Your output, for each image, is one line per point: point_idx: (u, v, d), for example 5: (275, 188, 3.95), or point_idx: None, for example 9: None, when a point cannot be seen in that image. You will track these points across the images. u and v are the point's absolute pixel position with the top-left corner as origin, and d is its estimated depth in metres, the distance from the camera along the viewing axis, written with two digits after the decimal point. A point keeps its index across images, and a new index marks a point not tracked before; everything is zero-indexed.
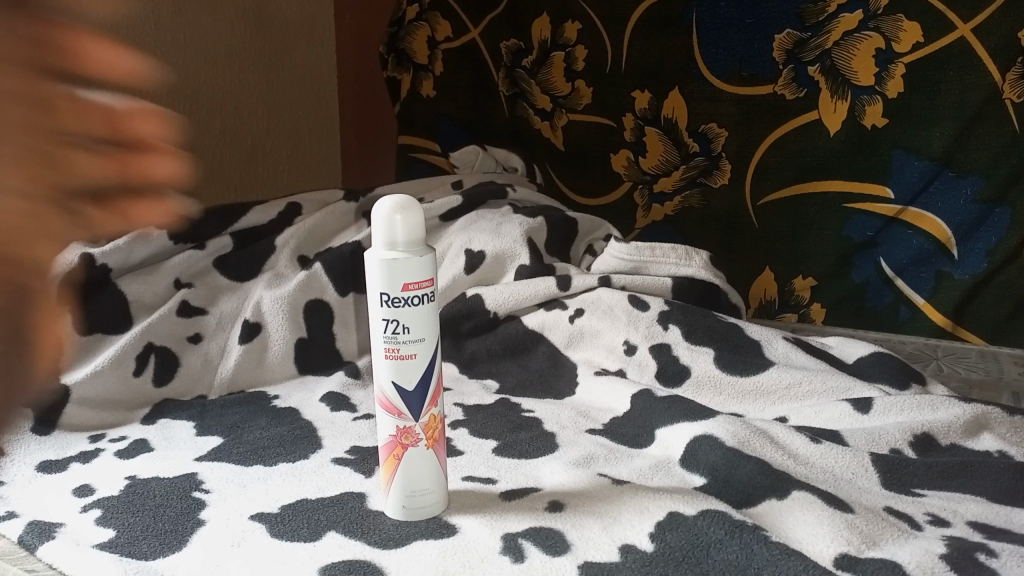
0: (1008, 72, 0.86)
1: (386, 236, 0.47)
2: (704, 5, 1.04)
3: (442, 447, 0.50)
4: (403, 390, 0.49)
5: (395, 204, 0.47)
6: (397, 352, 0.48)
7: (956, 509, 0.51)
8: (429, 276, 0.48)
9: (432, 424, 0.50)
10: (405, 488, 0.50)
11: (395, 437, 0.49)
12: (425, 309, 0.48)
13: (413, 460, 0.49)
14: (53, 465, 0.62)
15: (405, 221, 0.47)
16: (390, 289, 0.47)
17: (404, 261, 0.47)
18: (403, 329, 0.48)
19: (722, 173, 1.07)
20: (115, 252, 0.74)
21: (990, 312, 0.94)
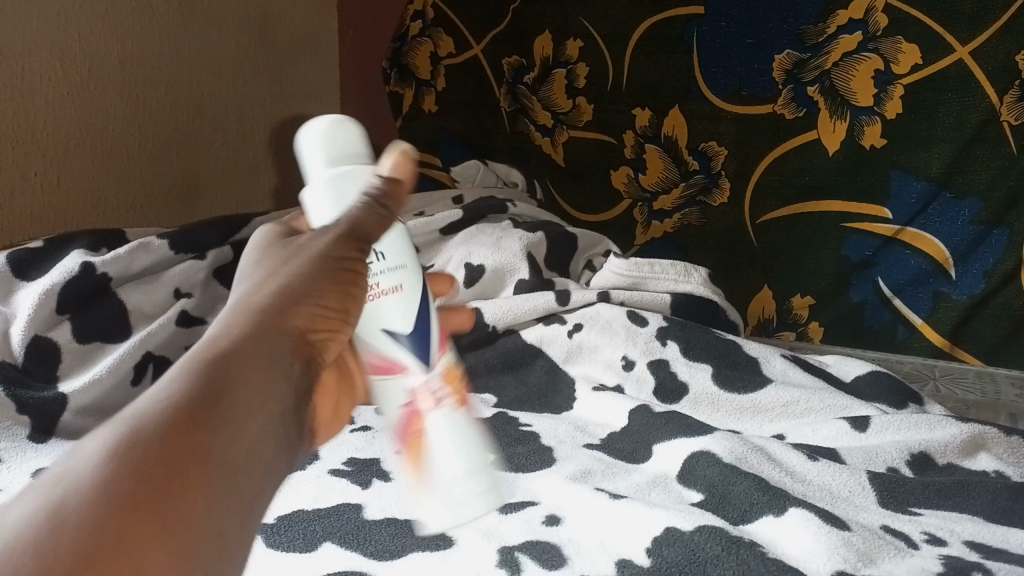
0: (1006, 94, 0.86)
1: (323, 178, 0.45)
2: (705, 25, 1.04)
3: (468, 408, 0.48)
4: (402, 333, 0.46)
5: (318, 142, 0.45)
6: (378, 288, 0.46)
7: (953, 527, 0.51)
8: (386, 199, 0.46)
9: (450, 376, 0.48)
10: (441, 475, 0.45)
11: (412, 401, 0.46)
12: (392, 236, 0.47)
13: (437, 420, 0.46)
14: (49, 472, 0.61)
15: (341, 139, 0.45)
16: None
17: (352, 176, 0.45)
18: (381, 255, 0.46)
19: (722, 191, 1.08)
20: (116, 261, 0.76)
21: (987, 333, 0.94)
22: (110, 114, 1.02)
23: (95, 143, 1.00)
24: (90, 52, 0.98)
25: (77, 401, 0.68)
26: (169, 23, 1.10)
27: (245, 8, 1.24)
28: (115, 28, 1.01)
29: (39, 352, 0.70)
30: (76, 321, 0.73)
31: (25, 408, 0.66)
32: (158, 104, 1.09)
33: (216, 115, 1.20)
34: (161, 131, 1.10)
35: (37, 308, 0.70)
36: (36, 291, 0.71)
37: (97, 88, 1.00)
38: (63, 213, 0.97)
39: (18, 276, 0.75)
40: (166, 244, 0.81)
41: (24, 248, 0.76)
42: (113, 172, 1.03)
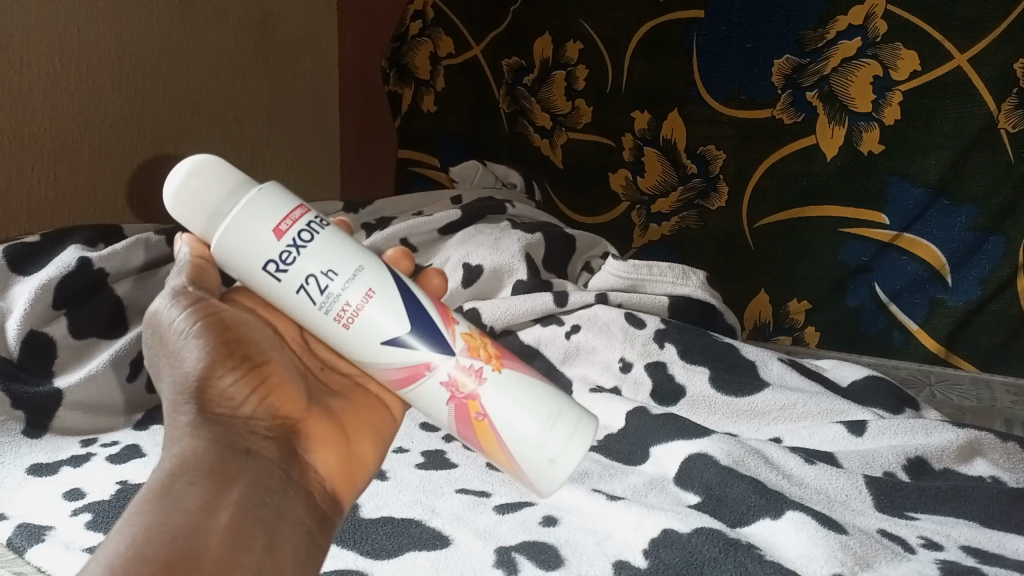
0: (1003, 102, 0.86)
1: (207, 216, 0.46)
2: (705, 29, 1.05)
3: (508, 361, 0.49)
4: (405, 337, 0.47)
5: (172, 194, 0.47)
6: (347, 308, 0.46)
7: (949, 532, 0.51)
8: (292, 208, 0.46)
9: (474, 344, 0.49)
10: (523, 442, 0.47)
11: (462, 397, 0.48)
12: (325, 236, 0.46)
13: (493, 399, 0.47)
14: (43, 468, 0.61)
15: (208, 169, 0.47)
16: (271, 252, 0.45)
17: (245, 210, 0.45)
18: (331, 275, 0.46)
19: (720, 195, 1.08)
20: (113, 257, 0.76)
21: (982, 340, 0.94)
22: (108, 110, 1.01)
23: (92, 139, 1.00)
24: (88, 47, 0.97)
25: (71, 396, 0.68)
26: (168, 20, 1.09)
27: (245, 6, 1.23)
28: (113, 24, 1.01)
29: (34, 347, 0.69)
30: (72, 316, 0.73)
31: (20, 403, 0.65)
32: (156, 101, 1.09)
33: (215, 113, 1.20)
34: (159, 128, 1.10)
35: (34, 303, 0.69)
36: (31, 286, 0.70)
37: (95, 84, 0.99)
38: (60, 208, 0.96)
39: (14, 271, 0.75)
40: (163, 241, 0.81)
41: (20, 243, 0.76)
42: (111, 168, 1.03)
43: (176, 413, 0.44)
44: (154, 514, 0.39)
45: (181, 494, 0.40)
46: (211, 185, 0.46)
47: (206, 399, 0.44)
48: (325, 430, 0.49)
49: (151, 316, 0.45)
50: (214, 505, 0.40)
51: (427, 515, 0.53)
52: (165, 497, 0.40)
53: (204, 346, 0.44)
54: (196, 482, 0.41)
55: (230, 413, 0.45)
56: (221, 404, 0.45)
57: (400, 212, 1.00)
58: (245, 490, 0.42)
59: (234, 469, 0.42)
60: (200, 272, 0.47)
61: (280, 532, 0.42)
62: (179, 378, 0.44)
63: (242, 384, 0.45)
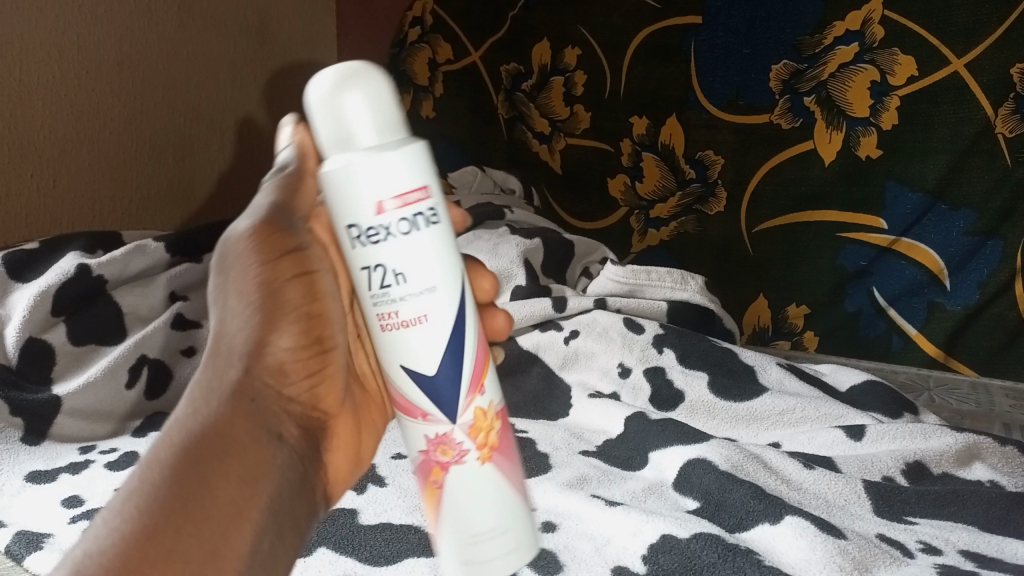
0: (1000, 107, 0.87)
1: (335, 139, 0.39)
2: (702, 35, 1.05)
3: (500, 457, 0.42)
4: (424, 371, 0.41)
5: (326, 94, 0.38)
6: (396, 315, 0.40)
7: (947, 537, 0.51)
8: (417, 187, 0.39)
9: (481, 424, 0.42)
10: (458, 534, 0.41)
11: (431, 454, 0.42)
12: (425, 235, 0.40)
13: (456, 483, 0.41)
14: (42, 476, 0.61)
15: (372, 102, 0.39)
16: (361, 220, 0.39)
17: (370, 163, 0.38)
18: (398, 278, 0.40)
19: (718, 200, 1.08)
20: (112, 263, 0.76)
21: (980, 344, 0.94)
22: (107, 117, 1.02)
23: (92, 145, 1.00)
24: (86, 54, 0.98)
25: (70, 403, 0.68)
26: (167, 27, 1.10)
27: (243, 13, 1.24)
28: (113, 31, 1.01)
29: (33, 354, 0.69)
30: (72, 323, 0.72)
31: (18, 410, 0.65)
32: (155, 106, 1.09)
33: (213, 119, 1.21)
34: (158, 134, 1.10)
35: (33, 308, 0.69)
36: (31, 293, 0.71)
37: (95, 91, 0.99)
38: (60, 215, 0.96)
39: (14, 278, 0.75)
40: (162, 247, 0.81)
41: (19, 250, 0.76)
42: (110, 174, 1.03)
43: (218, 363, 0.42)
44: (177, 486, 0.37)
45: (208, 470, 0.38)
46: (356, 115, 0.38)
47: (262, 363, 0.43)
48: (344, 431, 0.50)
49: (234, 244, 0.44)
50: (237, 491, 0.38)
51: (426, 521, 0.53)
52: (191, 467, 0.37)
53: (268, 309, 0.43)
54: (230, 461, 0.39)
55: (277, 387, 0.44)
56: (271, 374, 0.43)
57: None
58: (276, 484, 0.41)
59: (268, 455, 0.41)
60: (294, 194, 0.45)
61: (285, 534, 0.40)
62: (231, 330, 0.43)
63: (297, 362, 0.45)
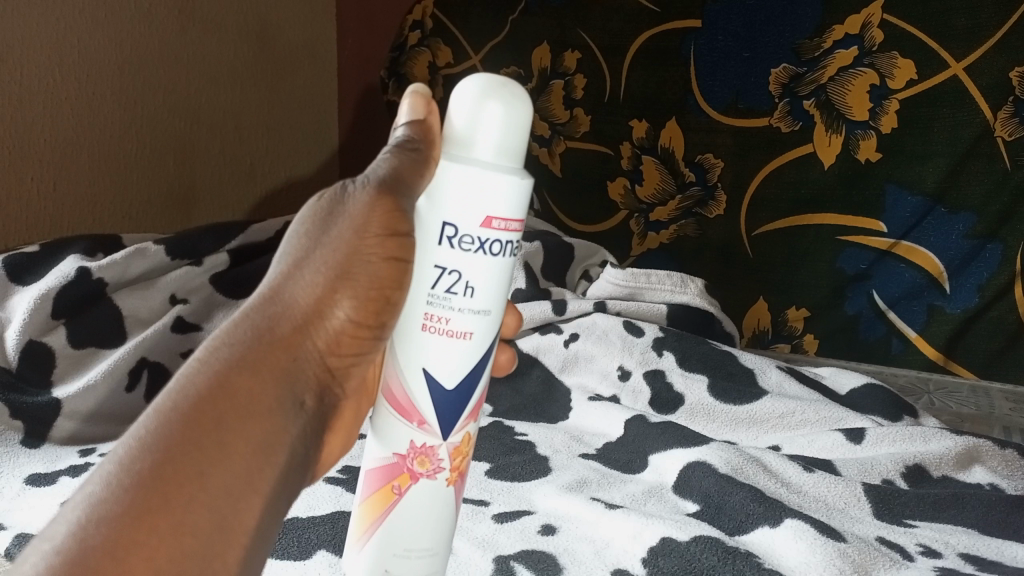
0: (998, 110, 0.87)
1: (464, 140, 0.38)
2: (702, 39, 1.05)
3: (460, 483, 0.43)
4: (441, 382, 0.40)
5: (481, 90, 0.38)
6: (446, 324, 0.40)
7: (947, 540, 0.51)
8: (520, 218, 0.39)
9: (461, 449, 0.42)
10: (395, 538, 0.41)
11: (406, 458, 0.41)
12: (502, 264, 0.40)
13: (415, 495, 0.41)
14: (42, 478, 0.61)
15: (518, 117, 0.38)
16: (460, 224, 0.38)
17: (492, 180, 0.38)
18: (465, 288, 0.39)
19: (718, 203, 1.09)
20: (112, 266, 0.76)
21: (980, 347, 0.94)
22: (108, 120, 1.02)
23: (92, 149, 1.00)
24: (87, 57, 0.98)
25: (70, 406, 0.68)
26: (168, 30, 1.10)
27: (244, 16, 1.24)
28: (114, 35, 1.02)
29: (32, 356, 0.70)
30: (72, 326, 0.73)
31: (18, 413, 0.66)
32: (155, 110, 1.10)
33: (214, 122, 1.21)
34: (158, 137, 1.10)
35: (33, 311, 0.70)
36: (30, 296, 0.72)
37: (95, 94, 1.00)
38: (60, 218, 0.97)
39: (14, 281, 0.75)
40: (162, 250, 0.81)
41: (19, 253, 0.76)
42: (110, 177, 1.03)
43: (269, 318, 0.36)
44: (184, 444, 0.31)
45: (221, 434, 0.32)
46: (498, 130, 0.38)
47: (320, 331, 0.37)
48: (353, 410, 0.44)
49: (342, 197, 0.39)
50: (245, 462, 0.33)
51: None
52: (201, 428, 0.32)
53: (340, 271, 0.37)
54: (254, 436, 0.33)
55: (324, 363, 0.38)
56: (323, 342, 0.37)
57: None
58: (290, 463, 0.35)
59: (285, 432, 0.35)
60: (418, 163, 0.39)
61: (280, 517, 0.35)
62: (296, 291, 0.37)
63: (350, 339, 0.38)
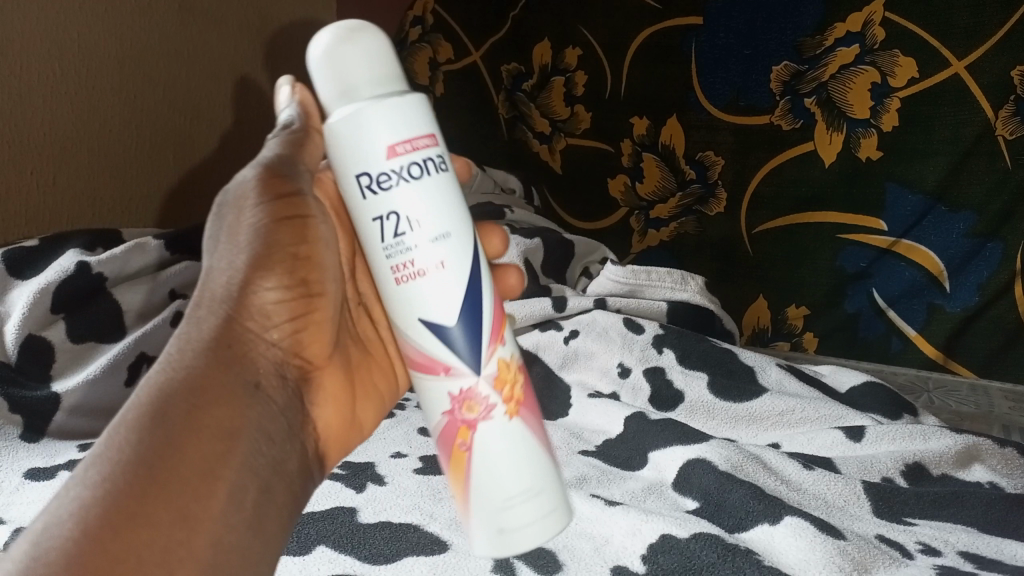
0: (1000, 109, 0.87)
1: (337, 91, 0.41)
2: (703, 36, 1.05)
3: (525, 411, 0.43)
4: (440, 324, 0.42)
5: (323, 44, 0.41)
6: (408, 267, 0.42)
7: (947, 538, 0.51)
8: (421, 133, 0.42)
9: (504, 377, 0.43)
10: (487, 493, 0.41)
11: (456, 413, 0.42)
12: (434, 180, 0.42)
13: (485, 438, 0.42)
14: (41, 473, 0.60)
15: (372, 47, 0.41)
16: (375, 167, 0.41)
17: (376, 110, 0.40)
18: (407, 223, 0.41)
19: (719, 201, 1.08)
20: (111, 261, 0.76)
21: (980, 346, 0.94)
22: (107, 114, 1.02)
23: (92, 144, 1.00)
24: (86, 51, 0.97)
25: (69, 401, 0.68)
26: (168, 25, 1.10)
27: (244, 12, 1.24)
28: (114, 29, 1.01)
29: (31, 351, 0.69)
30: (71, 320, 0.72)
31: (17, 407, 0.65)
32: (155, 105, 1.09)
33: (214, 117, 1.20)
34: (158, 131, 1.10)
35: (32, 305, 0.69)
36: (30, 290, 0.71)
37: (95, 88, 0.99)
38: (59, 212, 0.96)
39: (13, 275, 0.74)
40: (161, 245, 0.82)
41: (19, 247, 0.76)
42: (109, 171, 1.03)
43: (201, 309, 0.42)
44: (150, 442, 0.35)
45: (184, 417, 0.37)
46: (354, 62, 0.40)
47: (248, 306, 0.43)
48: (336, 385, 0.49)
49: (238, 190, 0.45)
50: (215, 444, 0.37)
51: (426, 520, 0.53)
52: (165, 418, 0.36)
53: (250, 252, 0.43)
54: (200, 403, 0.38)
55: (260, 328, 0.43)
56: (256, 318, 0.43)
57: None
58: (251, 424, 0.39)
59: (247, 401, 0.40)
60: (297, 146, 0.46)
61: (272, 492, 0.39)
62: (218, 279, 0.43)
63: (282, 305, 0.44)
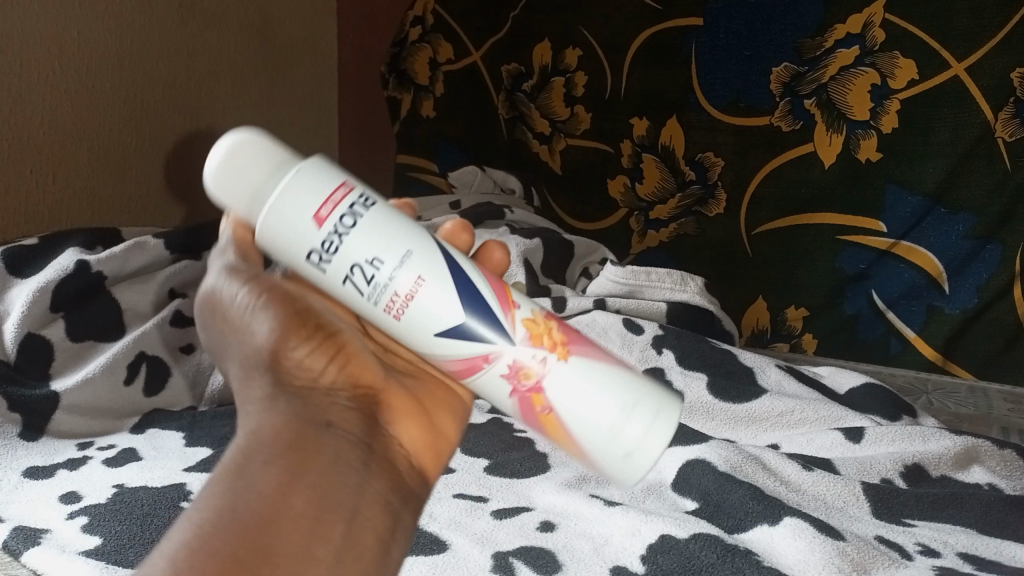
0: (1000, 110, 0.87)
1: (246, 199, 0.45)
2: (703, 37, 1.05)
3: (574, 344, 0.45)
4: (464, 327, 0.44)
5: (215, 161, 0.45)
6: (400, 299, 0.43)
7: (946, 539, 0.51)
8: (336, 187, 0.44)
9: (537, 331, 0.45)
10: (590, 433, 0.44)
11: (519, 387, 0.45)
12: (370, 217, 0.43)
13: (555, 385, 0.44)
14: (39, 471, 0.61)
15: (255, 147, 0.45)
16: (312, 236, 0.43)
17: (286, 193, 0.43)
18: (376, 263, 0.42)
19: (718, 202, 1.09)
20: (111, 260, 0.75)
21: (978, 348, 0.95)
22: (108, 113, 1.02)
23: (91, 142, 1.00)
24: (87, 50, 0.97)
25: (68, 399, 0.68)
26: (169, 24, 1.10)
27: (245, 10, 1.24)
28: (114, 28, 1.01)
29: (30, 350, 0.69)
30: (70, 319, 0.72)
31: (16, 406, 0.65)
32: (155, 103, 1.09)
33: (214, 117, 1.20)
34: (158, 131, 1.10)
35: (32, 304, 0.69)
36: (29, 288, 0.70)
37: (95, 87, 0.99)
38: (59, 211, 0.96)
39: (13, 273, 0.74)
40: (161, 244, 0.81)
41: (18, 246, 0.75)
42: (109, 171, 1.03)
43: (248, 380, 0.43)
44: (234, 495, 0.36)
45: (256, 473, 0.37)
46: (246, 169, 0.45)
47: (282, 370, 0.42)
48: (404, 404, 0.47)
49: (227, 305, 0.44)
50: (292, 487, 0.37)
51: (425, 520, 0.53)
52: (240, 477, 0.37)
53: (268, 318, 0.42)
54: (272, 458, 0.38)
55: (308, 383, 0.42)
56: (297, 373, 0.42)
57: None
58: (329, 460, 0.39)
59: (316, 442, 0.39)
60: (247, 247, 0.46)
61: (361, 516, 0.38)
62: (249, 350, 0.42)
63: (315, 353, 0.43)
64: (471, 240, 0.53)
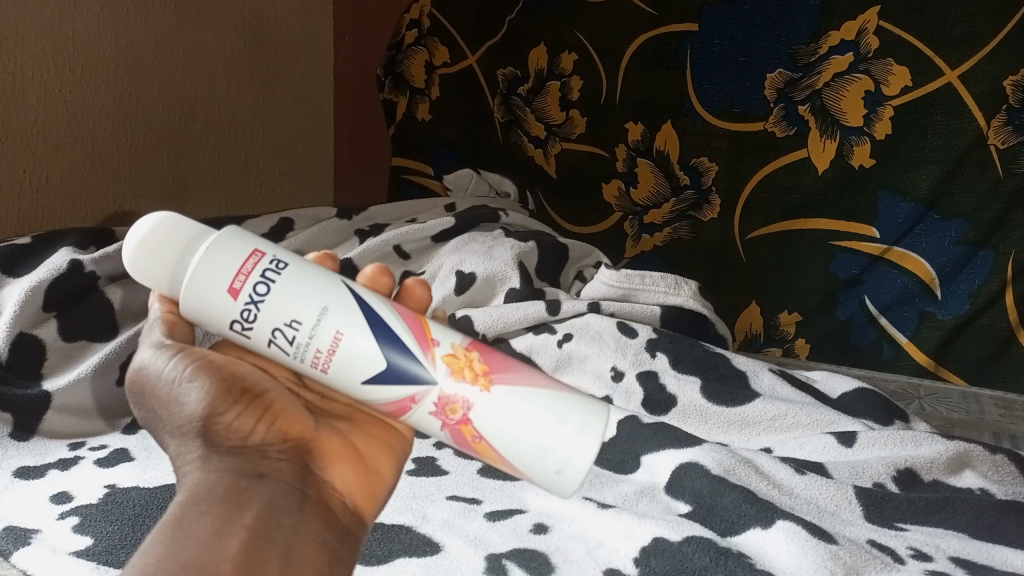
0: (993, 118, 0.87)
1: (170, 284, 0.48)
2: (698, 42, 1.06)
3: (497, 373, 0.48)
4: (381, 372, 0.47)
5: (132, 249, 0.48)
6: (319, 357, 0.46)
7: (938, 544, 0.52)
8: (246, 258, 0.47)
9: (458, 365, 0.48)
10: (521, 457, 0.46)
11: (451, 421, 0.47)
12: (281, 283, 0.46)
13: (481, 415, 0.47)
14: (30, 471, 0.61)
15: (167, 232, 0.48)
16: (233, 311, 0.46)
17: (202, 272, 0.46)
18: (295, 325, 0.46)
19: (712, 207, 1.09)
20: (106, 259, 0.74)
21: (969, 354, 0.95)
22: (102, 114, 1.01)
23: (84, 142, 0.99)
24: (82, 51, 0.97)
25: (60, 399, 0.67)
26: (165, 25, 1.10)
27: (242, 12, 1.24)
28: (110, 28, 1.01)
29: (23, 349, 0.68)
30: (63, 319, 0.72)
31: (6, 406, 0.65)
32: (149, 104, 1.09)
33: (209, 118, 1.20)
34: (153, 132, 1.10)
35: (24, 304, 0.68)
36: (22, 287, 0.69)
37: (90, 87, 0.99)
38: (53, 211, 0.96)
39: (5, 273, 0.74)
40: None
41: (11, 245, 0.75)
42: (102, 172, 1.02)
43: (181, 446, 0.43)
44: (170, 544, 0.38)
45: (194, 524, 0.39)
46: (163, 257, 0.48)
47: (214, 435, 0.42)
48: (339, 448, 0.47)
49: (157, 379, 0.44)
50: (227, 531, 0.39)
51: (418, 521, 0.53)
52: (178, 528, 0.39)
53: (200, 387, 0.43)
54: (208, 511, 0.40)
55: (240, 443, 0.43)
56: (229, 437, 0.43)
57: (394, 219, 1.01)
58: (260, 510, 0.40)
59: (250, 493, 0.41)
60: (172, 326, 0.47)
61: (298, 552, 0.40)
62: (181, 419, 0.43)
63: (246, 415, 0.43)
64: (393, 281, 0.55)
